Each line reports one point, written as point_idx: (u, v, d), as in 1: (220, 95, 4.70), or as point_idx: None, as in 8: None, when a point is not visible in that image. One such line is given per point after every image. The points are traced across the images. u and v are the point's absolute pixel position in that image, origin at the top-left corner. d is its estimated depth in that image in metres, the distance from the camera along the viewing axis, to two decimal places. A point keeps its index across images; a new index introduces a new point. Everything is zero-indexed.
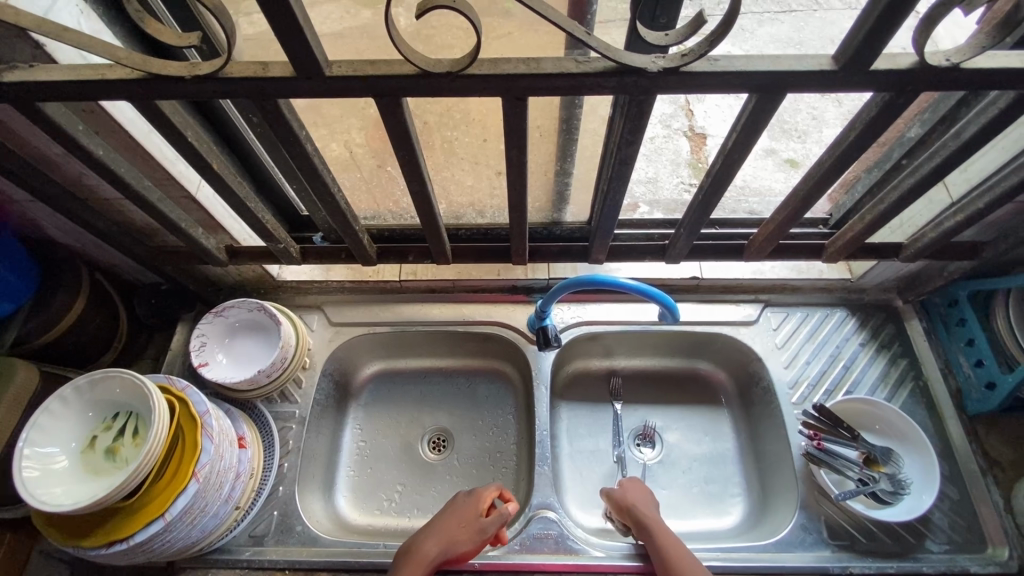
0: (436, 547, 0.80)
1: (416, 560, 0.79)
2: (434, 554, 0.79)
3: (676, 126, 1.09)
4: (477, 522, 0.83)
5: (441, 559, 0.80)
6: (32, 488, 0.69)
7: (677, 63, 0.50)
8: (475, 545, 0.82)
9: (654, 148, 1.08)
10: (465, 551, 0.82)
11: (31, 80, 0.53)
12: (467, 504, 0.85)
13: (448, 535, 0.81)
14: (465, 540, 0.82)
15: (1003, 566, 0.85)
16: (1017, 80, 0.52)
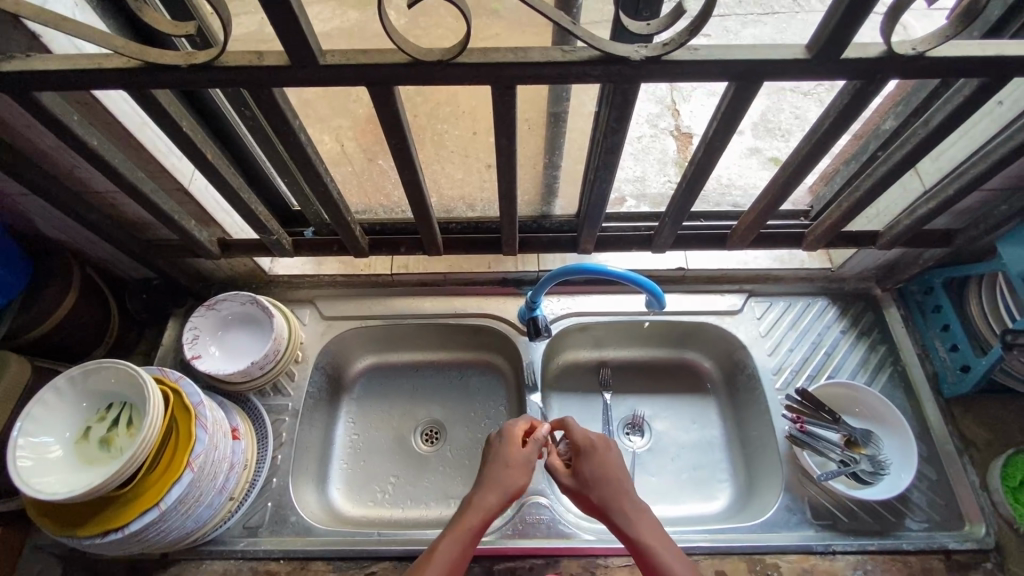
0: (497, 494, 0.78)
1: (478, 511, 0.76)
2: (496, 501, 0.77)
3: (663, 126, 1.18)
4: (524, 456, 0.82)
5: (506, 500, 0.78)
6: (26, 476, 0.70)
7: (659, 52, 0.52)
8: (530, 477, 0.81)
9: (642, 147, 1.16)
10: (525, 485, 0.80)
11: (27, 69, 0.54)
12: (505, 445, 0.83)
13: (503, 477, 0.79)
14: (522, 476, 0.80)
15: (980, 543, 0.87)
16: (979, 69, 0.55)
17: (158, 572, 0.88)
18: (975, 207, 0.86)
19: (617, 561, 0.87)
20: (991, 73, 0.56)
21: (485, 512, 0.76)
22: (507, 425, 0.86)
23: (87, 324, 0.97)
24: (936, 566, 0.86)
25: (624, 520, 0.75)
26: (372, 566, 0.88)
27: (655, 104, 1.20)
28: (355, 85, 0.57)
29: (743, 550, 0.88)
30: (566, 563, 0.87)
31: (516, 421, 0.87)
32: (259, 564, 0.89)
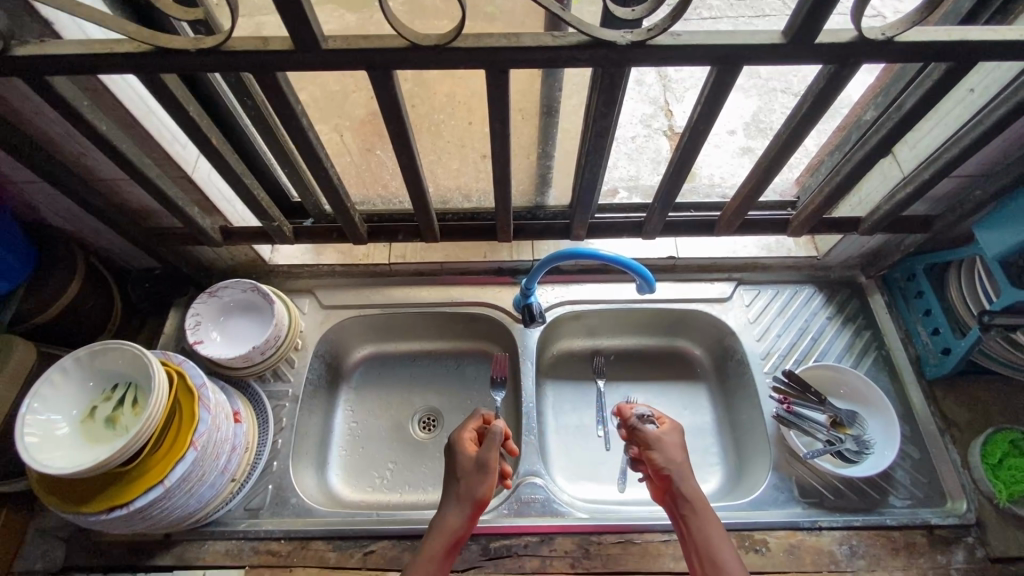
0: (458, 511, 0.78)
1: (441, 533, 0.76)
2: (457, 519, 0.77)
3: (656, 126, 1.17)
4: (475, 463, 0.80)
5: (469, 513, 0.78)
6: (35, 451, 0.71)
7: (644, 37, 0.55)
8: (488, 481, 0.80)
9: (637, 147, 1.16)
10: (485, 492, 0.79)
11: (41, 54, 0.57)
12: (455, 457, 0.83)
13: (461, 490, 0.79)
14: (477, 485, 0.79)
15: (961, 518, 0.90)
16: (944, 53, 0.58)
17: (160, 553, 0.90)
18: (953, 194, 0.90)
19: (609, 538, 0.89)
20: (956, 57, 0.59)
21: (449, 532, 0.76)
22: (454, 433, 0.85)
23: (91, 311, 0.99)
24: (918, 541, 0.89)
25: (699, 511, 0.76)
26: (371, 545, 0.90)
27: (648, 105, 1.18)
28: (356, 69, 0.60)
29: (732, 526, 0.90)
30: (561, 540, 0.89)
31: (464, 427, 0.86)
32: (260, 544, 0.90)
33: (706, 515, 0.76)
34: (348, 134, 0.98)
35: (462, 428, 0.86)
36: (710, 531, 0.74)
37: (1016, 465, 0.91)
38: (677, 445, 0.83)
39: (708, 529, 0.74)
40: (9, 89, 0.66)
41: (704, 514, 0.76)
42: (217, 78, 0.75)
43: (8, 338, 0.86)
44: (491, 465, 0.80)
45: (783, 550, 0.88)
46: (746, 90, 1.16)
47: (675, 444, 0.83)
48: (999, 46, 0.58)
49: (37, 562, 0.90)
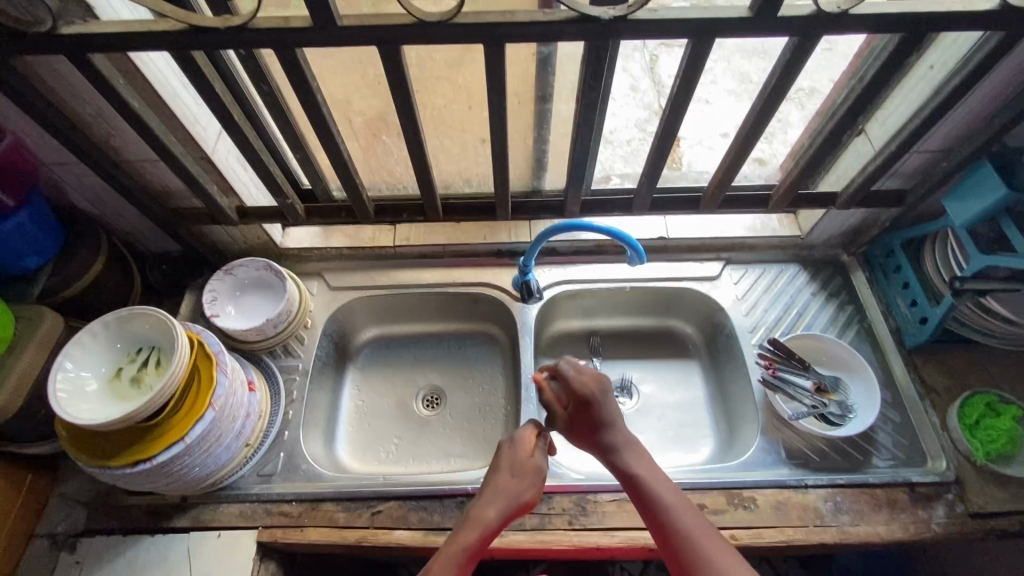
0: (498, 507, 0.76)
1: (478, 526, 0.74)
2: (495, 518, 0.75)
3: (651, 129, 1.22)
4: (528, 466, 0.80)
5: (508, 515, 0.76)
6: (69, 404, 0.79)
7: (625, 12, 0.63)
8: (537, 489, 0.79)
9: (631, 150, 1.21)
10: (532, 497, 0.79)
11: (86, 33, 0.64)
12: (514, 453, 0.81)
13: (508, 489, 0.78)
14: (527, 490, 0.78)
15: (941, 476, 0.94)
16: (888, 25, 0.66)
17: (178, 515, 0.95)
18: (921, 168, 0.96)
19: (605, 496, 0.94)
20: (904, 29, 0.67)
21: (484, 526, 0.74)
22: (518, 428, 0.84)
23: (113, 290, 1.05)
24: (900, 497, 0.93)
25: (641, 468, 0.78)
26: (378, 505, 0.95)
27: (642, 109, 1.23)
28: (369, 45, 0.68)
29: (722, 485, 0.95)
30: (559, 499, 0.94)
31: (528, 425, 0.85)
32: (273, 506, 0.95)
33: (638, 463, 0.79)
34: (357, 121, 1.04)
35: (525, 429, 0.84)
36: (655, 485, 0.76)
37: (993, 425, 0.94)
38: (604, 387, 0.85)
39: (656, 485, 0.76)
40: (51, 70, 0.73)
41: (648, 472, 0.78)
42: (231, 57, 0.80)
43: (38, 308, 0.92)
44: (541, 474, 0.81)
45: (770, 506, 0.93)
46: (737, 94, 1.18)
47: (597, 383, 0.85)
48: (939, 18, 0.66)
49: (60, 525, 0.94)
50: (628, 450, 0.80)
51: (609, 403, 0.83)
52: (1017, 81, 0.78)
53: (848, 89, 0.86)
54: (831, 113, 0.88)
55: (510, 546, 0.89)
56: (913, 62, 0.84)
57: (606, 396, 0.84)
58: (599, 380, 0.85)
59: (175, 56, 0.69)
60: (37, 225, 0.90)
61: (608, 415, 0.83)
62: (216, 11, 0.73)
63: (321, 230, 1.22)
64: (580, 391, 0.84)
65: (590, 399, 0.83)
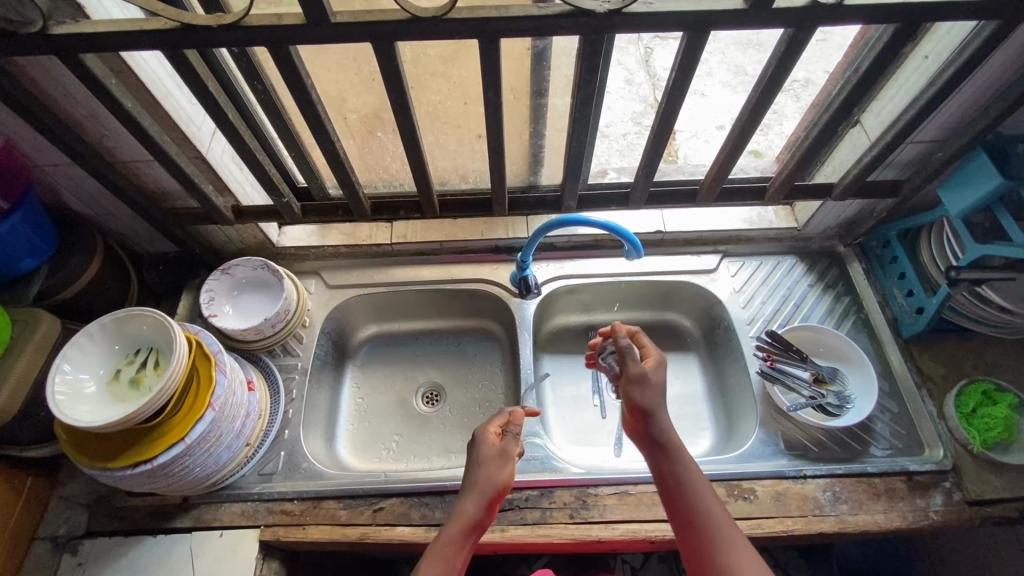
0: (474, 497, 0.74)
1: (458, 521, 0.72)
2: (474, 508, 0.73)
3: (647, 123, 1.22)
4: (496, 451, 0.78)
5: (485, 501, 0.74)
6: (67, 406, 0.79)
7: (619, 5, 0.63)
8: (508, 470, 0.77)
9: (628, 143, 1.20)
10: (507, 479, 0.76)
11: (77, 33, 0.63)
12: (480, 446, 0.80)
13: (480, 477, 0.76)
14: (497, 473, 0.76)
15: (939, 464, 0.95)
16: (885, 14, 0.66)
17: (180, 515, 0.95)
18: (917, 159, 0.96)
19: (605, 490, 0.94)
20: (899, 19, 0.67)
21: (465, 518, 0.72)
22: (479, 424, 0.83)
23: (109, 291, 1.04)
24: (897, 486, 0.94)
25: (679, 451, 0.73)
26: (380, 502, 0.95)
27: (638, 103, 1.23)
28: (363, 42, 0.67)
29: (721, 477, 0.95)
30: (559, 493, 0.94)
31: (490, 420, 0.83)
32: (274, 504, 0.95)
33: (678, 445, 0.74)
34: (351, 117, 1.05)
35: (488, 422, 0.84)
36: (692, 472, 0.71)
37: (989, 414, 0.94)
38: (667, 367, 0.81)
39: (693, 472, 0.72)
40: (42, 72, 0.73)
41: (686, 456, 0.73)
42: (224, 54, 0.79)
43: (34, 312, 0.91)
44: (511, 458, 0.78)
45: (770, 497, 0.94)
46: (732, 86, 1.22)
47: (666, 358, 0.82)
48: (934, 7, 0.66)
49: (61, 527, 0.94)
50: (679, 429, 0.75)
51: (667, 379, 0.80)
52: (1012, 68, 0.78)
53: (842, 81, 0.86)
54: (826, 104, 0.88)
55: (511, 541, 0.90)
56: (908, 52, 0.84)
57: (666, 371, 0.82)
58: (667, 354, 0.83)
59: (167, 54, 0.69)
60: (32, 228, 0.90)
61: (664, 389, 0.79)
62: (207, 9, 0.72)
63: (318, 228, 1.21)
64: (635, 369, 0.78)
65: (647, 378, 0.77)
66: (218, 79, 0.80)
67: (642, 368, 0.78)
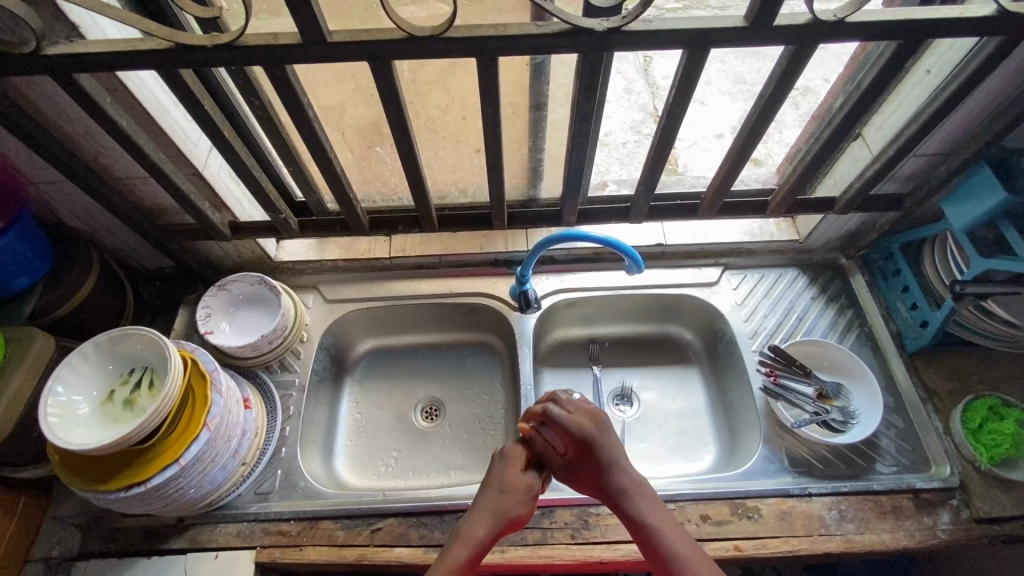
0: (488, 522, 0.74)
1: (467, 541, 0.73)
2: (485, 534, 0.73)
3: (647, 131, 1.21)
4: (523, 480, 0.78)
5: (497, 529, 0.74)
6: (59, 429, 0.78)
7: (618, 24, 0.62)
8: (528, 503, 0.77)
9: (628, 151, 1.19)
10: (524, 513, 0.77)
11: (70, 53, 0.63)
12: (505, 468, 0.80)
13: (497, 504, 0.76)
14: (514, 505, 0.76)
15: (946, 481, 0.93)
16: (887, 32, 0.66)
17: (174, 536, 0.93)
18: (920, 172, 0.95)
19: (607, 509, 0.93)
20: (900, 36, 0.67)
21: (476, 540, 0.73)
22: (509, 442, 0.83)
23: (105, 307, 1.03)
24: (904, 504, 0.93)
25: (653, 522, 0.75)
26: (378, 522, 0.93)
27: (637, 111, 1.22)
28: (360, 60, 0.67)
29: (725, 495, 0.94)
30: (560, 513, 0.93)
31: (518, 441, 0.83)
32: (270, 525, 0.94)
33: (649, 513, 0.76)
34: (349, 132, 1.02)
35: (516, 442, 0.84)
36: (669, 538, 0.74)
37: (996, 429, 0.93)
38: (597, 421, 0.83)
39: (669, 536, 0.74)
40: (37, 90, 0.72)
41: (661, 524, 0.75)
42: (222, 72, 0.79)
43: (28, 330, 0.90)
44: (533, 491, 0.79)
45: (774, 515, 0.92)
46: (732, 95, 1.19)
47: (586, 431, 0.81)
48: (937, 24, 0.65)
49: (54, 549, 0.93)
50: (639, 500, 0.77)
51: (609, 448, 0.80)
52: (1015, 82, 0.77)
53: (844, 95, 0.85)
54: (829, 118, 0.88)
55: (511, 562, 0.88)
56: (911, 66, 0.84)
57: (604, 436, 0.82)
58: (591, 422, 0.82)
59: (162, 73, 0.68)
60: (25, 245, 0.89)
61: (611, 460, 0.80)
62: (204, 27, 0.72)
63: (316, 241, 1.20)
64: (576, 432, 0.81)
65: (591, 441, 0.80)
66: (214, 96, 0.80)
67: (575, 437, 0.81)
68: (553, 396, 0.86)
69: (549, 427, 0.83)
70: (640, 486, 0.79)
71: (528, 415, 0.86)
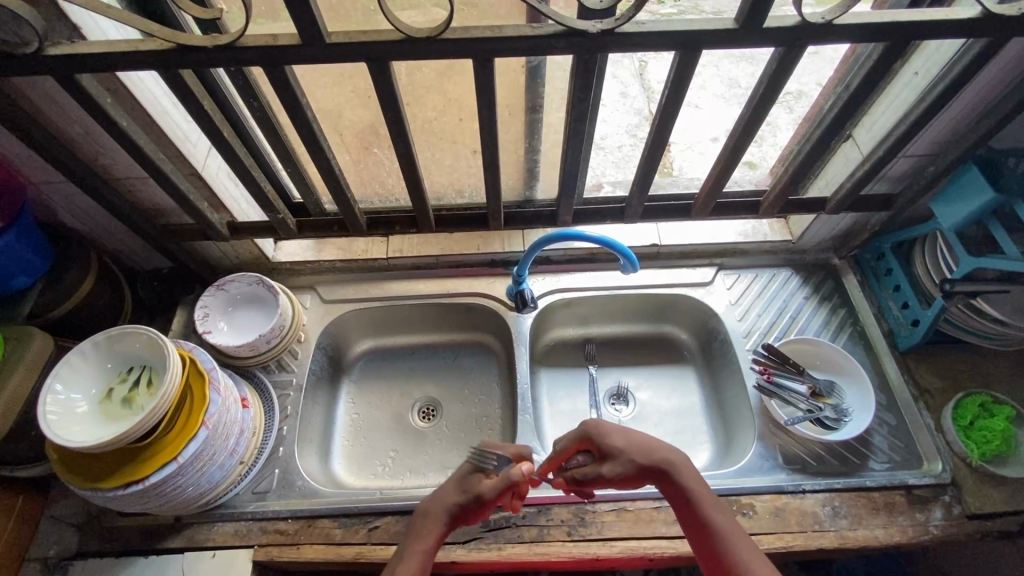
0: (450, 510, 0.78)
1: (430, 525, 0.77)
2: (444, 522, 0.77)
3: (642, 135, 1.21)
4: (483, 486, 0.78)
5: (457, 515, 0.78)
6: (58, 426, 0.78)
7: (612, 25, 0.64)
8: (493, 503, 0.78)
9: (623, 156, 1.20)
10: (487, 508, 0.79)
11: (71, 54, 0.63)
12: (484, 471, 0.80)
13: (462, 496, 0.78)
14: (478, 499, 0.78)
15: (937, 477, 0.94)
16: (874, 33, 0.67)
17: (171, 536, 0.93)
18: (909, 173, 0.97)
19: (603, 506, 0.93)
20: (888, 38, 0.68)
21: (438, 526, 0.77)
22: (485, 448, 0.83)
23: (104, 308, 1.04)
24: (897, 500, 0.94)
25: (699, 494, 0.75)
26: (375, 521, 0.94)
27: (633, 115, 1.22)
28: (357, 61, 0.68)
29: (720, 492, 0.95)
30: (557, 510, 0.93)
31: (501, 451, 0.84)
32: (268, 524, 0.94)
33: (691, 483, 0.76)
34: (347, 134, 1.03)
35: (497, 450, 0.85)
36: (708, 512, 0.74)
37: (987, 426, 0.95)
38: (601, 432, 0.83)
39: (702, 502, 0.74)
40: (38, 90, 0.73)
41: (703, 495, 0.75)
42: (221, 73, 0.80)
43: (27, 329, 0.91)
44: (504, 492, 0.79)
45: (769, 512, 0.93)
46: (726, 99, 1.19)
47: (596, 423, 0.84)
48: (922, 26, 0.67)
49: (51, 548, 0.93)
50: (673, 471, 0.77)
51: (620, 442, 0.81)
52: (1001, 84, 0.79)
53: (835, 97, 0.87)
54: (819, 119, 0.89)
55: (508, 559, 0.89)
56: (899, 68, 0.85)
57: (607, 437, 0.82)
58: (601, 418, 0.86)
59: (163, 73, 0.69)
60: (26, 246, 0.89)
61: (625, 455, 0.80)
62: (203, 28, 0.73)
63: (313, 242, 1.21)
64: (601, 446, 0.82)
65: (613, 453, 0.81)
66: (214, 97, 0.81)
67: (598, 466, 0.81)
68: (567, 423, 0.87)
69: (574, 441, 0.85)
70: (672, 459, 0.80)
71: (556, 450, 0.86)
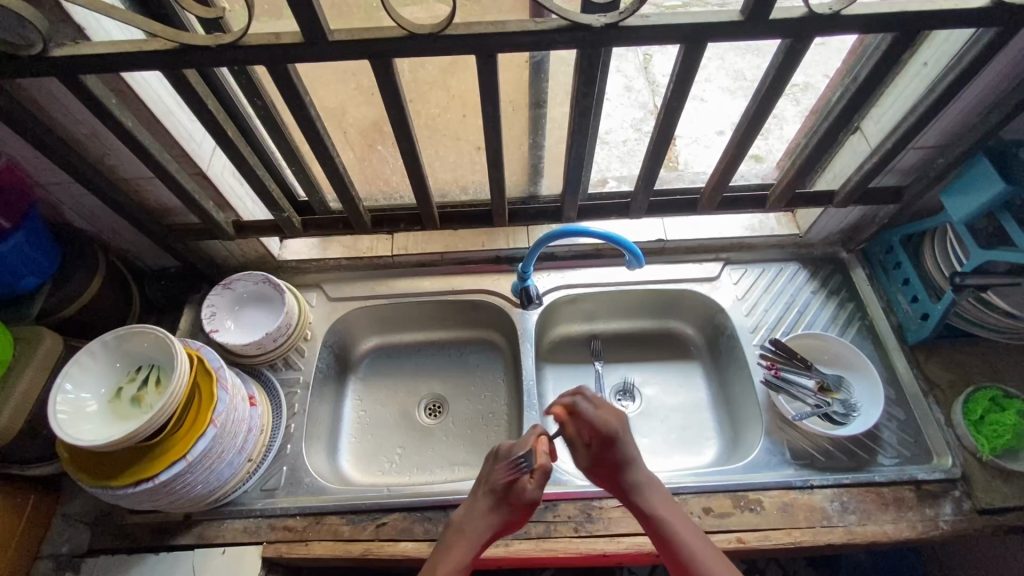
0: (489, 527, 0.82)
1: (469, 537, 0.81)
2: (485, 537, 0.81)
3: (647, 129, 1.20)
4: (527, 491, 0.82)
5: (498, 528, 0.82)
6: (69, 425, 0.79)
7: (616, 19, 0.63)
8: (526, 514, 0.84)
9: (628, 150, 1.20)
10: (520, 520, 0.84)
11: (76, 54, 0.64)
12: (512, 479, 0.83)
13: (499, 509, 0.83)
14: (516, 513, 0.83)
15: (948, 472, 0.94)
16: (882, 24, 0.66)
17: (182, 532, 0.94)
18: (919, 165, 0.96)
19: (610, 502, 0.93)
20: (896, 29, 0.67)
21: (477, 540, 0.81)
22: (517, 445, 0.86)
23: (112, 307, 1.05)
24: (906, 495, 0.93)
25: (669, 517, 0.81)
26: (383, 517, 0.94)
27: (637, 109, 1.20)
28: (360, 58, 0.68)
29: (728, 488, 0.94)
30: (564, 506, 0.93)
31: (535, 448, 0.85)
32: (276, 521, 0.95)
33: (662, 508, 0.82)
34: (351, 132, 1.03)
35: (529, 440, 0.86)
36: (684, 536, 0.79)
37: (997, 420, 0.93)
38: (616, 435, 0.84)
39: (681, 531, 0.79)
40: (44, 92, 0.74)
41: (673, 517, 0.81)
42: (225, 72, 0.80)
43: (36, 329, 0.92)
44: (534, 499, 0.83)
45: (776, 507, 0.93)
46: (732, 92, 1.17)
47: (614, 428, 0.84)
48: (932, 16, 0.66)
49: (64, 545, 0.94)
50: (651, 495, 0.83)
51: (619, 447, 0.84)
52: (1012, 74, 0.78)
53: (842, 88, 0.86)
54: (826, 112, 0.88)
55: (515, 555, 0.89)
56: (907, 59, 0.84)
57: (627, 434, 0.86)
58: (617, 418, 0.86)
59: (166, 73, 0.69)
60: (34, 246, 0.90)
61: (625, 458, 0.84)
62: (207, 28, 0.73)
63: (318, 240, 1.22)
64: (603, 428, 0.84)
65: (614, 437, 0.84)
66: (218, 96, 0.81)
67: (585, 452, 0.86)
68: (581, 391, 0.89)
69: (575, 421, 0.87)
70: (652, 482, 0.84)
71: (552, 410, 0.89)
